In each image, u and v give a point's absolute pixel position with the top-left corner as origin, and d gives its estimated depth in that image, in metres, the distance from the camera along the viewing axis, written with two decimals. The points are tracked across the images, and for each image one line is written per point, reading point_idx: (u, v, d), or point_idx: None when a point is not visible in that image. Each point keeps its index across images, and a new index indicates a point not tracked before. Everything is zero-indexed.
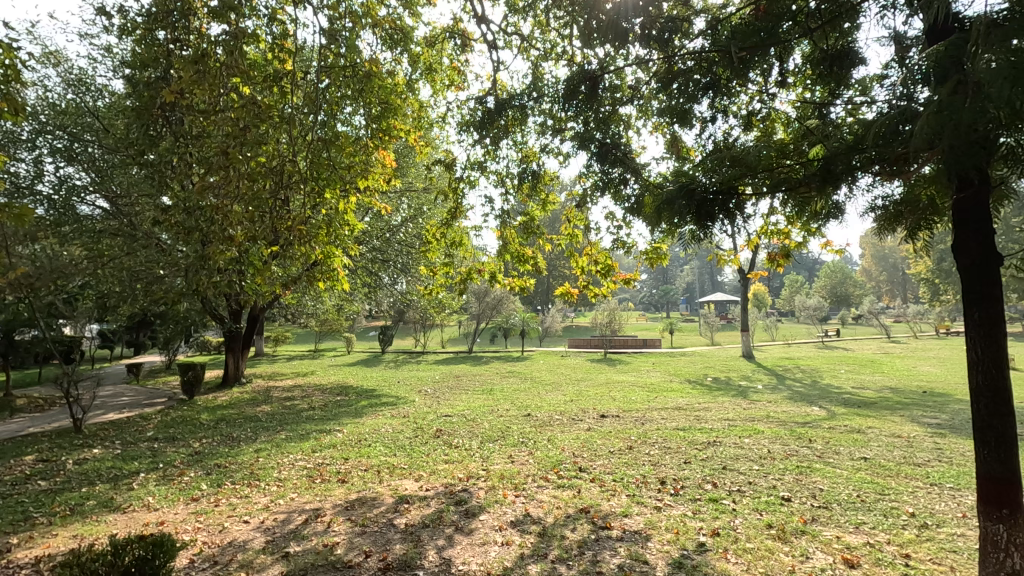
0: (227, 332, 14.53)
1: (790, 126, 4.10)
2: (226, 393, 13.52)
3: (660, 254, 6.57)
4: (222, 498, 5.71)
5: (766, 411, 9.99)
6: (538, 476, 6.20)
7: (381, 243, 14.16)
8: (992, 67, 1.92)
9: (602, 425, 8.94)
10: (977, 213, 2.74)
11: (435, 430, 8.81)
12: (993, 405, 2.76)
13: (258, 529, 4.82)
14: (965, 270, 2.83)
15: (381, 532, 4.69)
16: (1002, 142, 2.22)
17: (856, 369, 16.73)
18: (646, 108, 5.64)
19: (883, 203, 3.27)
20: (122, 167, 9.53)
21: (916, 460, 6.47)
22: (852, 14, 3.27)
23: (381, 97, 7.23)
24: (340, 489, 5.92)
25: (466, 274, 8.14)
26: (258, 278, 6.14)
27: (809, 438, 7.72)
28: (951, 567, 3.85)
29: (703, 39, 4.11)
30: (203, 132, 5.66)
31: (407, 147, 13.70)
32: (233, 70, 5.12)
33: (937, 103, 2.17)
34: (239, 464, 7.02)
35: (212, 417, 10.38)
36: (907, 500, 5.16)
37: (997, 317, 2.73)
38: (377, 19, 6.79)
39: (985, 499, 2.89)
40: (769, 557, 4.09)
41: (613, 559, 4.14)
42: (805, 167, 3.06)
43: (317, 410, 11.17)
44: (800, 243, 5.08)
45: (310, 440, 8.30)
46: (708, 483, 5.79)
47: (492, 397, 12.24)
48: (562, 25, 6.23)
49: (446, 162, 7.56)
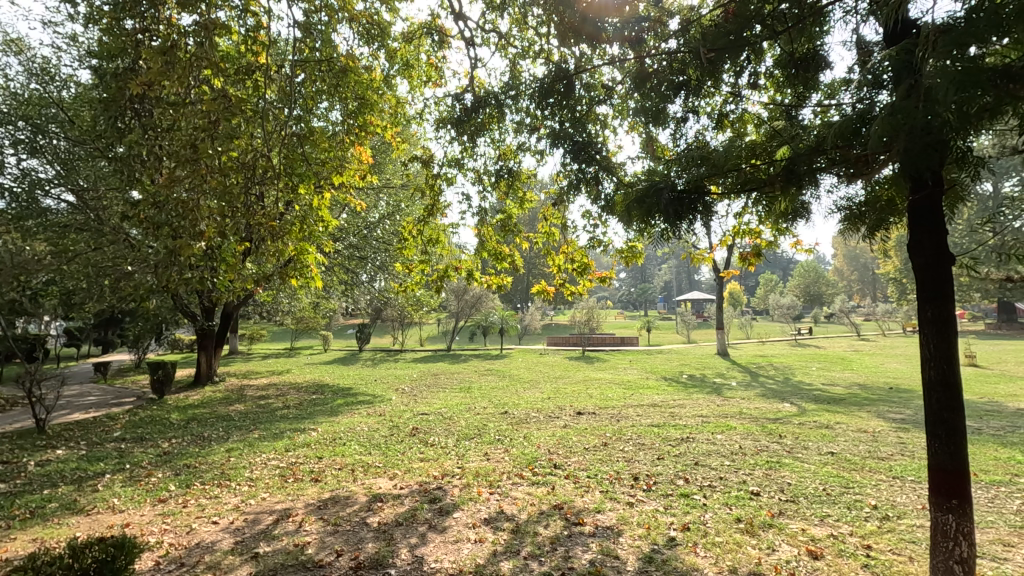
0: (199, 330, 14.23)
1: (760, 127, 4.17)
2: (198, 393, 13.27)
3: (635, 253, 6.65)
4: (191, 499, 5.59)
5: (739, 407, 10.16)
6: (513, 474, 6.21)
7: (358, 241, 14.07)
8: (940, 71, 2.00)
9: (578, 422, 8.99)
10: (931, 212, 2.82)
11: (411, 428, 8.77)
12: (945, 400, 2.85)
13: (228, 530, 4.74)
14: (919, 269, 2.92)
15: (354, 531, 4.66)
16: (955, 145, 2.32)
17: (827, 367, 17.09)
18: (622, 107, 5.68)
19: (847, 203, 3.39)
20: (88, 159, 9.26)
21: (880, 455, 6.66)
22: (816, 18, 3.34)
23: (357, 92, 7.22)
24: (313, 488, 5.86)
25: (443, 272, 8.10)
26: (229, 275, 6.02)
27: (779, 433, 7.89)
28: (909, 557, 3.97)
29: (675, 40, 4.17)
30: (174, 125, 5.54)
31: (384, 144, 13.59)
32: (204, 62, 5.03)
33: (891, 109, 2.23)
34: (209, 464, 6.87)
35: (183, 416, 10.18)
36: (871, 493, 5.32)
37: (947, 315, 2.82)
38: (353, 13, 6.68)
39: (936, 491, 2.98)
40: (737, 550, 4.17)
41: (584, 555, 4.17)
42: (772, 167, 3.15)
43: (292, 409, 11.00)
44: (771, 242, 5.19)
45: (283, 439, 8.19)
46: (680, 479, 5.87)
47: (470, 395, 12.22)
48: (539, 23, 6.24)
49: (423, 159, 7.51)
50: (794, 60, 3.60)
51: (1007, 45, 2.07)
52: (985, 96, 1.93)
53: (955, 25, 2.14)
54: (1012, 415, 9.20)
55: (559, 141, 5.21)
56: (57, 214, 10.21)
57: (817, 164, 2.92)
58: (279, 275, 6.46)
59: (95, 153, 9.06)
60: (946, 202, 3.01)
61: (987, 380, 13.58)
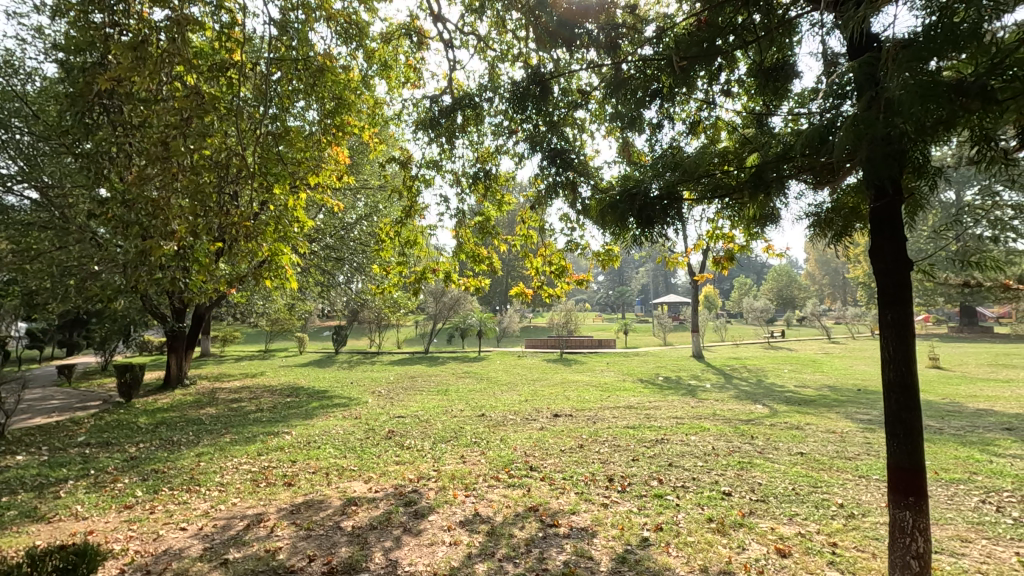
0: (169, 331, 13.89)
1: (733, 134, 4.27)
2: (168, 396, 12.97)
3: (612, 256, 6.73)
4: (158, 505, 5.46)
5: (712, 409, 10.33)
6: (488, 476, 6.21)
7: (334, 241, 13.97)
8: (901, 84, 2.07)
9: (554, 424, 9.03)
10: (892, 220, 2.92)
11: (387, 431, 8.69)
12: (903, 400, 2.95)
13: (196, 536, 4.63)
14: (880, 274, 3.01)
15: (327, 536, 4.60)
16: (915, 155, 2.39)
17: (797, 369, 17.52)
18: (599, 112, 5.74)
19: (815, 210, 3.48)
20: (52, 155, 8.98)
21: (847, 455, 6.85)
22: (786, 31, 3.42)
23: (334, 92, 7.14)
24: (286, 493, 5.77)
25: (420, 274, 8.06)
26: (201, 276, 5.89)
27: (751, 434, 8.06)
28: (872, 553, 4.09)
29: (650, 47, 4.23)
30: (144, 122, 5.43)
31: (361, 145, 13.50)
32: (176, 58, 4.92)
33: (854, 117, 2.32)
34: (178, 469, 6.72)
35: (151, 420, 9.91)
36: (837, 491, 5.47)
37: (905, 319, 2.92)
38: (330, 12, 6.62)
39: (895, 489, 3.08)
40: (708, 549, 4.24)
41: (559, 556, 4.20)
42: (741, 174, 3.22)
43: (265, 412, 10.82)
44: (743, 247, 5.30)
45: (256, 443, 8.04)
46: (654, 479, 5.95)
47: (447, 398, 12.18)
48: (518, 27, 6.27)
49: (400, 161, 7.46)
50: (764, 69, 3.69)
51: (966, 60, 2.14)
52: (941, 108, 2.00)
53: (917, 38, 2.20)
54: (970, 416, 9.54)
55: (536, 144, 5.24)
56: (21, 211, 9.89)
57: (785, 172, 2.99)
58: (252, 276, 6.34)
59: (61, 148, 8.77)
60: (907, 209, 3.12)
61: (949, 381, 14.08)
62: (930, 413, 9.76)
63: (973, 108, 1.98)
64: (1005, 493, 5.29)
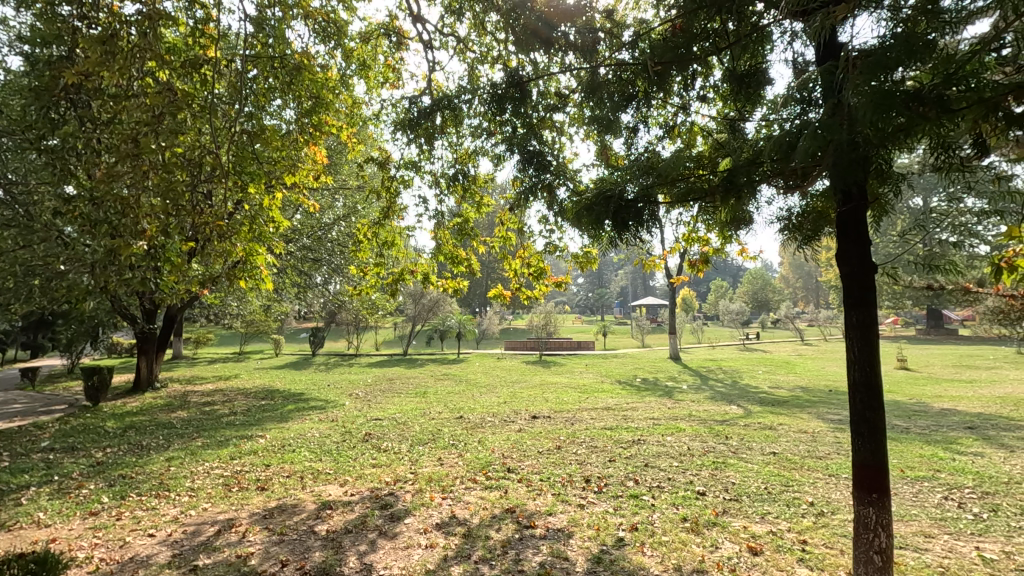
0: (139, 333, 13.53)
1: (707, 139, 4.34)
2: (137, 399, 12.61)
3: (590, 259, 6.79)
4: (125, 511, 5.31)
5: (688, 410, 10.46)
6: (466, 478, 6.18)
7: (312, 242, 13.79)
8: (861, 94, 2.13)
9: (533, 426, 9.03)
10: (858, 225, 3.00)
11: (364, 434, 8.60)
12: (867, 400, 3.03)
13: (165, 543, 4.53)
14: (846, 277, 3.09)
15: (300, 540, 4.53)
16: (878, 161, 2.46)
17: (771, 370, 17.84)
18: (577, 116, 5.78)
19: (786, 214, 3.55)
20: (16, 151, 8.69)
21: (818, 454, 7.00)
22: (757, 39, 3.48)
23: (312, 91, 7.03)
24: (259, 498, 5.66)
25: (398, 275, 8.01)
26: (172, 276, 5.76)
27: (725, 434, 8.17)
28: (840, 550, 4.19)
29: (626, 52, 4.27)
30: (113, 118, 5.30)
31: (339, 145, 13.36)
32: (148, 53, 4.81)
33: (820, 124, 2.38)
34: (147, 474, 6.55)
35: (119, 425, 9.63)
36: (808, 490, 5.57)
37: (870, 321, 3.00)
38: (308, 11, 6.55)
39: (859, 486, 3.15)
40: (682, 548, 4.29)
41: (535, 557, 4.20)
42: (714, 177, 3.27)
43: (238, 415, 10.59)
44: (717, 250, 5.40)
45: (229, 447, 7.88)
46: (630, 480, 5.99)
47: (425, 400, 12.10)
48: (497, 29, 6.28)
49: (379, 161, 7.40)
50: (737, 75, 3.75)
51: (926, 69, 2.21)
52: (900, 115, 2.06)
53: (878, 47, 2.26)
54: (935, 415, 9.83)
55: (514, 146, 5.23)
56: None
57: (756, 176, 3.04)
58: (226, 277, 6.22)
59: (26, 144, 8.50)
60: (873, 215, 3.20)
61: (915, 382, 14.50)
62: (897, 413, 10.03)
63: (931, 116, 2.05)
64: (967, 490, 5.47)
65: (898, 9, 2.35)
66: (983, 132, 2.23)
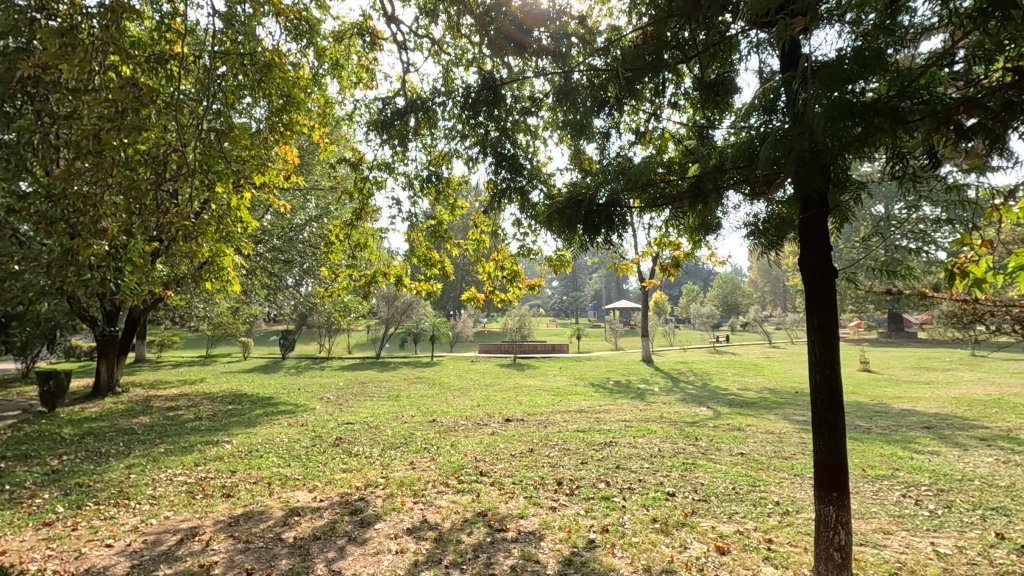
0: (100, 335, 13.06)
1: (677, 146, 4.42)
2: (96, 404, 12.16)
3: (564, 262, 6.82)
4: (81, 521, 5.10)
5: (659, 412, 10.61)
6: (438, 482, 6.14)
7: (282, 243, 13.52)
8: (819, 105, 2.19)
9: (506, 429, 9.04)
10: (820, 232, 3.09)
11: (334, 438, 8.47)
12: (827, 401, 3.11)
13: (123, 553, 4.37)
14: (808, 282, 3.17)
15: (267, 548, 4.43)
16: (837, 169, 2.52)
17: (740, 372, 18.26)
18: (551, 120, 5.82)
19: (753, 220, 3.63)
20: None
21: (784, 454, 7.17)
22: (722, 50, 3.56)
23: (283, 89, 6.90)
24: (224, 505, 5.52)
25: (370, 277, 7.89)
26: (134, 277, 5.58)
27: (695, 436, 8.31)
28: (804, 548, 4.29)
29: (599, 58, 4.32)
30: (73, 112, 5.12)
31: (311, 144, 13.16)
32: (110, 47, 4.66)
33: (782, 134, 2.45)
34: (106, 483, 6.31)
35: (77, 431, 9.26)
36: (774, 490, 5.70)
37: (830, 324, 3.09)
38: (280, 8, 6.46)
39: (820, 485, 3.24)
40: (652, 549, 4.33)
41: (506, 560, 4.20)
42: (681, 183, 3.33)
43: (204, 421, 10.30)
44: (688, 254, 5.49)
45: (193, 453, 7.66)
46: (602, 482, 6.04)
47: (398, 403, 11.97)
48: (472, 32, 6.29)
49: (351, 162, 7.29)
50: (706, 84, 3.83)
51: (884, 82, 2.29)
52: (857, 125, 2.15)
53: (839, 60, 2.32)
54: (896, 416, 10.18)
55: (487, 149, 5.22)
56: None
57: (724, 183, 3.09)
58: (192, 278, 6.05)
59: None
60: (835, 220, 3.31)
61: (876, 383, 15.00)
62: (860, 414, 10.37)
63: (886, 127, 2.13)
64: (924, 487, 5.67)
65: (859, 23, 2.44)
66: (936, 143, 2.33)
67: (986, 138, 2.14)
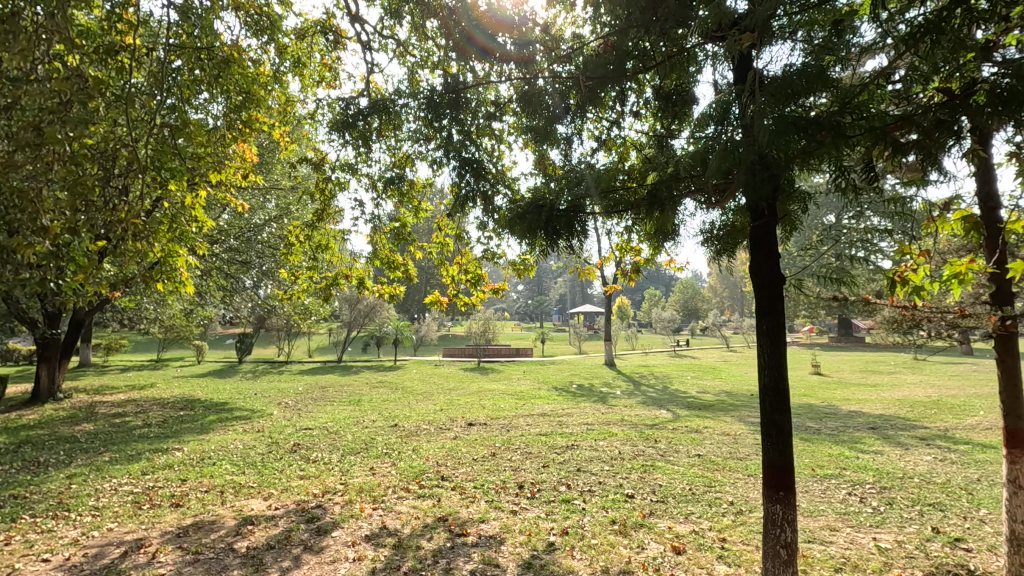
0: (40, 338, 12.37)
1: (639, 153, 4.51)
2: (35, 411, 11.47)
3: (527, 266, 6.85)
4: (15, 535, 4.81)
5: (620, 415, 10.77)
6: (398, 488, 6.06)
7: (239, 243, 13.12)
8: (768, 118, 2.28)
9: (468, 433, 8.99)
10: (769, 239, 3.20)
11: (292, 444, 8.26)
12: (775, 403, 3.22)
13: (61, 568, 4.14)
14: (758, 287, 3.29)
15: (217, 558, 4.28)
16: (783, 180, 2.63)
17: (699, 375, 18.70)
18: (516, 125, 5.84)
19: (708, 227, 3.75)
20: None
21: (739, 455, 7.39)
22: (682, 61, 3.65)
23: (241, 85, 6.70)
24: (173, 515, 5.30)
25: (332, 279, 7.72)
26: (78, 277, 5.32)
27: (655, 438, 8.47)
28: (756, 546, 4.44)
29: (563, 65, 4.38)
30: (12, 102, 4.85)
31: (271, 143, 12.82)
32: (54, 35, 4.42)
33: (733, 145, 2.54)
34: (43, 494, 5.97)
35: (12, 440, 8.72)
36: (729, 490, 5.87)
37: (778, 328, 3.20)
38: (239, 3, 6.29)
39: (768, 484, 3.34)
40: (610, 550, 4.39)
41: (466, 565, 4.18)
42: (639, 190, 3.40)
43: (153, 428, 9.87)
44: (648, 260, 5.60)
45: (140, 461, 7.33)
46: (563, 484, 6.09)
47: (359, 408, 11.76)
48: (437, 34, 6.25)
49: (313, 161, 7.14)
50: (665, 95, 3.94)
51: (829, 97, 2.40)
52: (802, 139, 2.26)
53: (789, 75, 2.42)
54: (843, 417, 10.62)
55: (450, 152, 5.19)
56: None
57: (679, 191, 3.17)
58: (142, 278, 5.81)
59: None
60: (783, 229, 3.44)
61: (825, 386, 15.58)
62: (810, 415, 10.77)
63: (827, 141, 2.24)
64: (868, 485, 5.93)
65: (809, 41, 2.55)
66: (876, 159, 2.46)
67: (921, 154, 2.26)
